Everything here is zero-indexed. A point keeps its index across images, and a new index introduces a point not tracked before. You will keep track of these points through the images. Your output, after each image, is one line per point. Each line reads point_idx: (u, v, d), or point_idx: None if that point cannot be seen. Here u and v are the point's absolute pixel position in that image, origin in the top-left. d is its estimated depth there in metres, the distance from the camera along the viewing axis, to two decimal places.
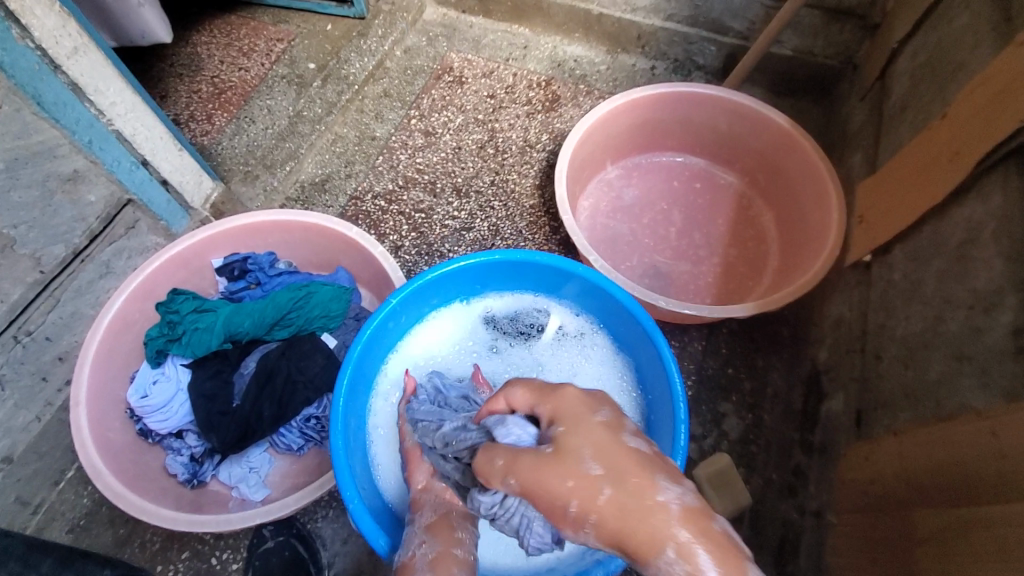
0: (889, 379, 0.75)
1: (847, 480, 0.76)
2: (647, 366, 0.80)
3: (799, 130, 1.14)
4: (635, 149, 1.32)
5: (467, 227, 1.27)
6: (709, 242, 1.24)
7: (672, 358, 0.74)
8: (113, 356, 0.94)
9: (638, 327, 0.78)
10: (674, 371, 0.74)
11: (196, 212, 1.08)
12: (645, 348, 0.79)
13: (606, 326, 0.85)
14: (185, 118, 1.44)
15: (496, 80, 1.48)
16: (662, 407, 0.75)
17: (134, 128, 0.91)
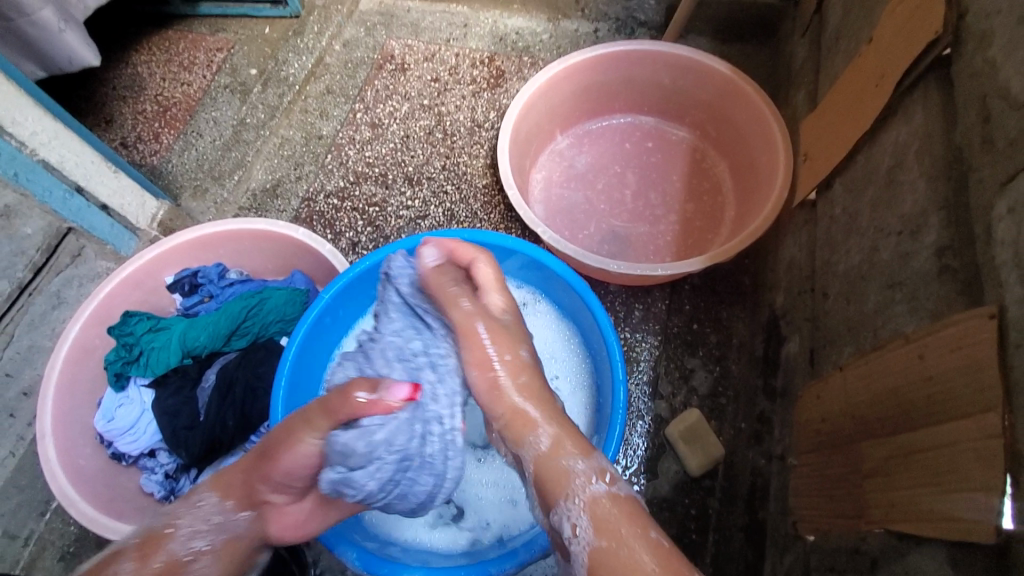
0: (834, 315, 0.75)
1: (803, 419, 0.76)
2: (589, 328, 0.83)
3: (740, 75, 1.12)
4: (583, 115, 1.30)
5: (422, 215, 1.26)
6: (665, 200, 1.23)
7: (609, 323, 0.78)
8: (75, 384, 0.95)
9: (577, 294, 0.82)
10: (611, 331, 0.77)
11: (144, 233, 1.08)
12: (586, 315, 0.82)
13: (550, 296, 0.88)
14: (133, 140, 1.40)
15: (439, 63, 1.46)
16: (605, 369, 0.78)
17: (61, 155, 0.91)
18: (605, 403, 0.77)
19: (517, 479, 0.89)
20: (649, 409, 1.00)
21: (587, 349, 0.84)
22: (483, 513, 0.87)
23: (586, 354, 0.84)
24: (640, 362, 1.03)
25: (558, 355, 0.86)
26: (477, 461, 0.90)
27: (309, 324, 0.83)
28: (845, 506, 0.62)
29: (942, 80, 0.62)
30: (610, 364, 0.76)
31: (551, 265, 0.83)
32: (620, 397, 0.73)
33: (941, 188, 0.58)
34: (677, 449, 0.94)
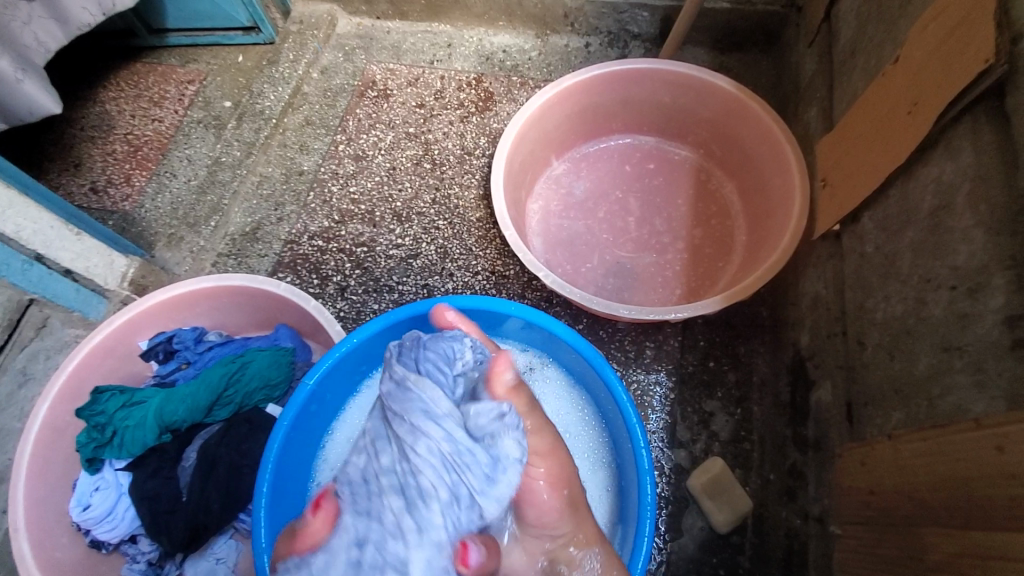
0: (875, 368, 0.68)
1: (844, 483, 0.69)
2: (603, 401, 0.77)
3: (747, 92, 1.05)
4: (579, 139, 1.22)
5: (413, 254, 1.18)
6: (671, 226, 1.16)
7: (628, 399, 0.72)
8: (48, 469, 0.87)
9: (589, 364, 0.75)
10: (632, 414, 0.71)
11: (115, 294, 1.00)
12: (599, 385, 0.76)
13: (557, 359, 0.81)
14: (103, 183, 1.32)
15: (423, 87, 1.38)
16: (626, 448, 0.73)
17: (17, 225, 0.83)
18: (630, 486, 0.73)
19: None
20: (669, 459, 0.93)
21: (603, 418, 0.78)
22: None
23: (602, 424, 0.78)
24: (656, 409, 0.96)
25: (573, 427, 0.79)
26: None
27: (293, 415, 0.69)
28: None
29: (994, 115, 0.56)
30: (633, 445, 0.71)
31: (560, 333, 0.76)
32: (647, 491, 0.68)
33: (1005, 245, 0.52)
34: (701, 504, 0.87)
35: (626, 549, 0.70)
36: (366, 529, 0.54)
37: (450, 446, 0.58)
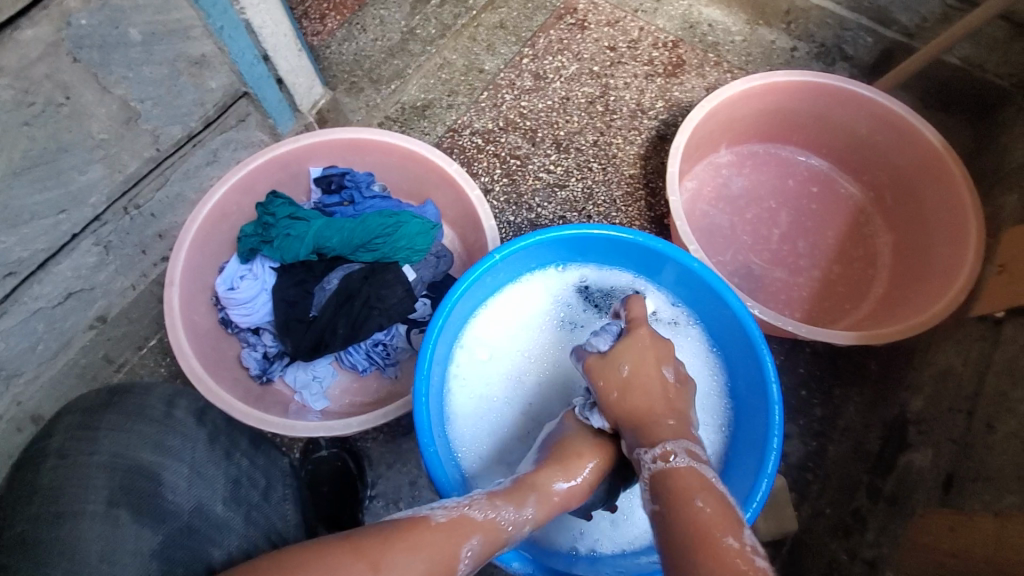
0: (997, 451, 0.70)
1: (914, 540, 0.73)
2: (742, 377, 0.77)
3: (952, 152, 1.02)
4: (755, 137, 1.21)
5: (561, 184, 1.22)
6: (813, 252, 1.15)
7: (777, 383, 0.71)
8: (207, 243, 0.96)
9: (742, 330, 0.75)
10: (777, 393, 0.71)
11: (302, 116, 1.07)
12: (744, 361, 0.76)
13: (706, 323, 0.82)
14: (300, 14, 1.38)
15: (620, 32, 1.38)
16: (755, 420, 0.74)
17: (263, 21, 0.88)
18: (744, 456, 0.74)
19: None
20: None
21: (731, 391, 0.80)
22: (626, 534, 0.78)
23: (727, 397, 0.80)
24: None
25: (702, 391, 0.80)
26: None
27: (473, 279, 0.73)
28: None
29: None
30: (766, 416, 0.71)
31: (727, 299, 0.75)
32: (770, 460, 0.68)
33: None
34: None
35: None
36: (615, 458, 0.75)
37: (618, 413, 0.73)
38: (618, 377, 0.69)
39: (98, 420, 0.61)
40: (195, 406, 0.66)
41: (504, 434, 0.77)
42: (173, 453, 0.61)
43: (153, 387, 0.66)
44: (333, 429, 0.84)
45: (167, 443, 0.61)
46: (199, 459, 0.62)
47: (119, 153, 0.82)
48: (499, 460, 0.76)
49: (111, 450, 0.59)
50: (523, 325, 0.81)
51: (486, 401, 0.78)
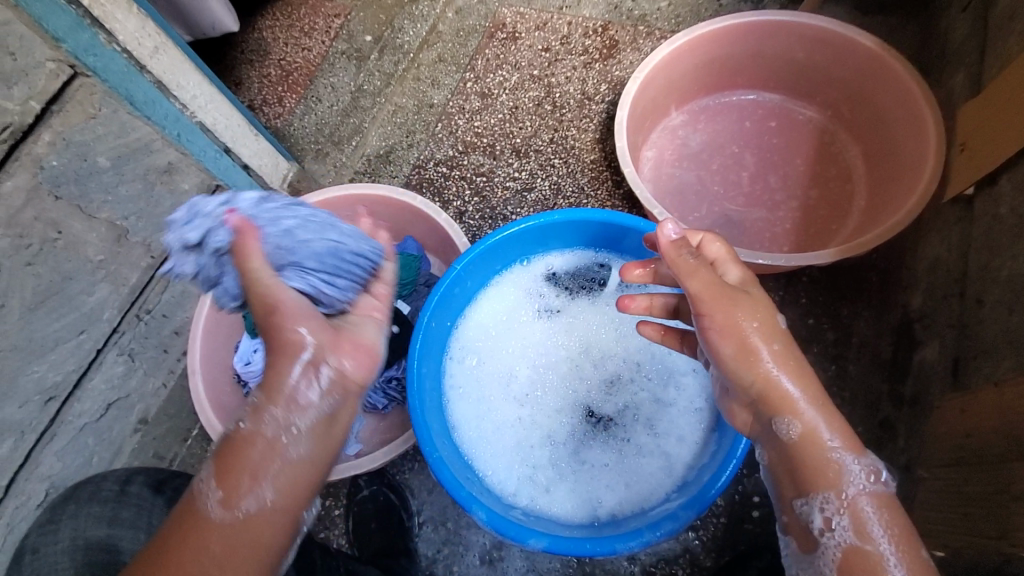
0: (989, 323, 0.71)
1: (943, 431, 0.74)
2: None
3: (889, 51, 1.03)
4: (701, 91, 1.23)
5: (528, 187, 1.27)
6: (786, 184, 1.16)
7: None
8: (218, 328, 1.04)
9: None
10: None
11: (276, 192, 1.16)
12: None
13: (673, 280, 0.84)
14: (260, 102, 1.49)
15: (551, 32, 1.43)
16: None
17: (214, 118, 0.98)
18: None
19: (677, 425, 0.78)
20: None
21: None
22: (640, 478, 0.77)
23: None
24: None
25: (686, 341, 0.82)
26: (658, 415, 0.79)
27: (442, 293, 0.78)
28: (988, 527, 0.62)
29: None
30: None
31: None
32: None
33: None
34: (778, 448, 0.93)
35: (721, 443, 0.72)
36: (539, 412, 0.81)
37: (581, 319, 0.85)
38: (742, 341, 0.61)
39: (61, 513, 0.69)
40: (152, 479, 0.74)
41: (508, 427, 0.81)
42: (129, 524, 0.69)
43: (108, 475, 0.74)
44: (362, 465, 0.89)
45: (121, 517, 0.69)
46: (154, 523, 0.70)
47: (119, 268, 0.91)
48: (509, 453, 0.79)
49: (71, 535, 0.67)
50: (503, 325, 0.85)
51: (485, 403, 0.82)
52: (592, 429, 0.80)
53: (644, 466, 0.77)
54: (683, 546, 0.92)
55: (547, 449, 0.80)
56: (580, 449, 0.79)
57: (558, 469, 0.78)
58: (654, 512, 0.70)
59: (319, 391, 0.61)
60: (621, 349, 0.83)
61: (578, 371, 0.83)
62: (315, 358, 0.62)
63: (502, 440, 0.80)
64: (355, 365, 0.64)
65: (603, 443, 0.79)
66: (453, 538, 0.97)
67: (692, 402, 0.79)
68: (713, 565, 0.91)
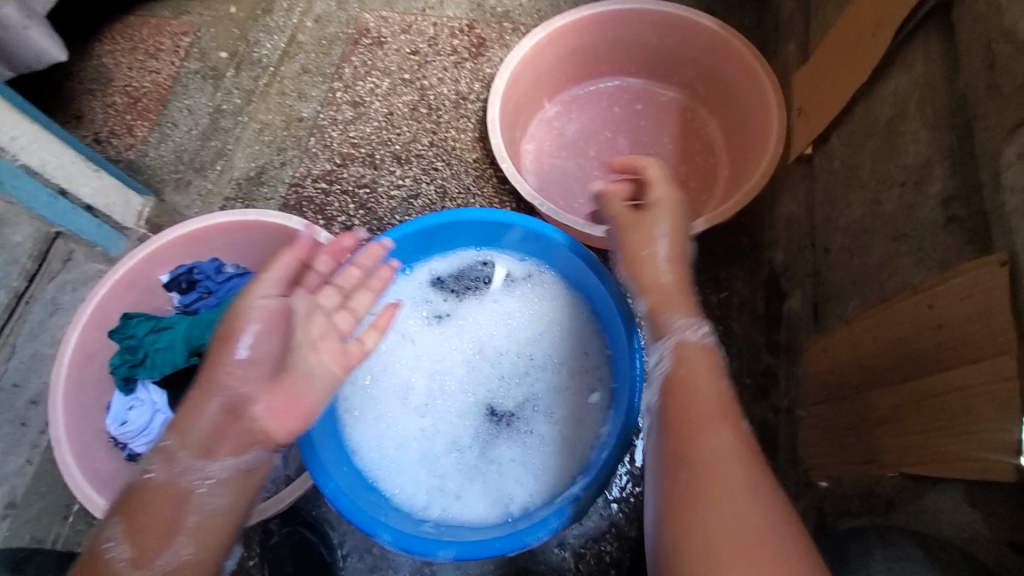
0: (838, 268, 0.78)
1: (811, 372, 0.81)
2: (601, 300, 0.81)
3: (728, 29, 1.11)
4: (570, 81, 1.27)
5: (413, 194, 1.24)
6: (658, 162, 1.22)
7: (619, 295, 0.78)
8: (84, 388, 0.92)
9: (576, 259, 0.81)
10: (624, 298, 0.76)
11: (132, 232, 1.04)
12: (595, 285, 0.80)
13: (555, 266, 0.85)
14: (106, 135, 1.34)
15: (417, 34, 1.41)
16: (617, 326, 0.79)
17: (42, 159, 0.86)
18: (621, 367, 0.78)
19: (577, 408, 0.80)
20: None
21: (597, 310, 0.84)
22: (548, 467, 0.78)
23: (594, 318, 0.84)
24: None
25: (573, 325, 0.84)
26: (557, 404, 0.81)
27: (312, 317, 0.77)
28: (857, 454, 0.68)
29: (943, 28, 0.66)
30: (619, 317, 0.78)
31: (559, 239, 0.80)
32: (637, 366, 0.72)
33: (946, 138, 0.63)
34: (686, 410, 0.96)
35: (617, 422, 0.74)
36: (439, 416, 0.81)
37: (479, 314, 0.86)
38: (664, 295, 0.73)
39: None
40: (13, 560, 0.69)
41: (409, 440, 0.80)
42: None
43: None
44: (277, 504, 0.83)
45: None
46: None
47: None
48: (415, 467, 0.78)
49: None
50: (392, 338, 0.85)
51: (384, 421, 0.81)
52: (495, 427, 0.81)
53: (551, 455, 0.79)
54: (608, 522, 0.94)
55: (454, 453, 0.80)
56: (487, 448, 0.80)
57: (466, 474, 0.78)
58: (561, 499, 0.71)
59: (226, 448, 0.72)
60: (514, 344, 0.84)
61: (474, 373, 0.83)
62: (236, 402, 0.73)
63: (406, 456, 0.79)
64: (274, 422, 0.74)
65: (509, 439, 0.80)
66: (381, 563, 0.93)
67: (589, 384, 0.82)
68: (637, 533, 0.94)
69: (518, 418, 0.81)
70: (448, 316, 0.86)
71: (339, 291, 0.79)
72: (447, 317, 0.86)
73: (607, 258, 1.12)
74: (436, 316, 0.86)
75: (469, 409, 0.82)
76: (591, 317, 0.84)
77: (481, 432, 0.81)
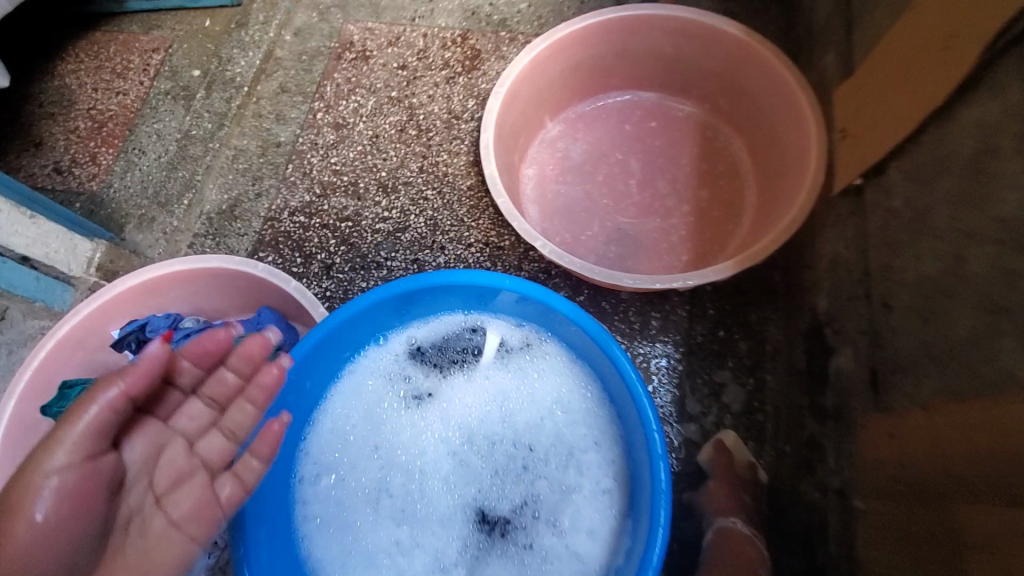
0: (905, 335, 0.67)
1: (874, 456, 0.68)
2: (610, 380, 0.69)
3: (755, 36, 0.97)
4: (574, 97, 1.13)
5: (401, 227, 1.11)
6: (675, 187, 1.08)
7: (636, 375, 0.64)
8: (20, 468, 0.80)
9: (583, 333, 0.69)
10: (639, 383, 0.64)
11: (81, 281, 0.92)
12: (601, 361, 0.69)
13: (556, 335, 0.75)
14: (68, 163, 1.21)
15: (405, 47, 1.28)
16: (633, 414, 0.66)
17: None
18: (641, 467, 0.65)
19: (585, 514, 0.68)
20: (678, 431, 0.90)
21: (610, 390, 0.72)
22: None
23: (605, 400, 0.71)
24: (663, 381, 0.92)
25: (578, 407, 0.73)
26: (560, 510, 0.69)
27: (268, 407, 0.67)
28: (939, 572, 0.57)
29: None
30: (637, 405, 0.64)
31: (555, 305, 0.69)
32: (659, 474, 0.60)
33: None
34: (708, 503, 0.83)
35: (636, 543, 0.61)
36: (419, 523, 0.70)
37: (466, 395, 0.75)
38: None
39: None
40: None
41: (383, 553, 0.69)
42: None
43: None
44: None
45: None
46: None
47: None
48: None
49: None
50: (365, 424, 0.74)
51: (355, 529, 0.70)
52: (486, 538, 0.69)
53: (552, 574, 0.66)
54: None
55: (436, 573, 0.68)
56: (476, 566, 0.68)
57: None
58: None
59: None
60: (509, 432, 0.73)
61: (462, 468, 0.72)
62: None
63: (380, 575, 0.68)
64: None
65: (503, 553, 0.68)
66: None
67: (597, 483, 0.69)
68: None
69: (513, 526, 0.69)
70: (428, 397, 0.76)
71: (211, 409, 0.68)
72: (427, 398, 0.75)
73: (621, 300, 0.98)
74: (416, 397, 0.75)
75: (455, 515, 0.70)
76: (601, 399, 0.72)
77: (469, 543, 0.69)
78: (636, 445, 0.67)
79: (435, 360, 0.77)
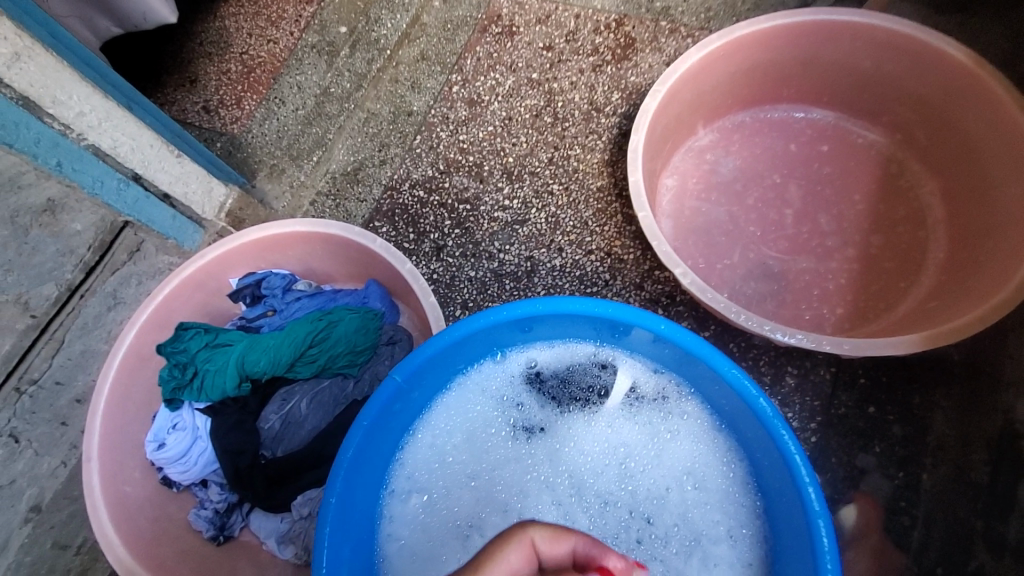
0: None
1: None
2: (766, 462, 0.58)
3: (986, 63, 0.79)
4: (736, 105, 1.00)
5: (520, 220, 1.04)
6: (841, 226, 0.93)
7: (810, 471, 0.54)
8: (129, 395, 0.83)
9: (744, 404, 0.58)
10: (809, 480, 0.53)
11: (210, 224, 0.95)
12: (760, 438, 0.58)
13: (699, 393, 0.64)
14: (216, 103, 1.26)
15: (554, 26, 1.19)
16: (792, 516, 0.55)
17: (114, 139, 0.76)
18: None
19: None
20: None
21: (756, 475, 0.61)
22: None
23: (750, 484, 0.61)
24: None
25: (716, 483, 0.62)
26: None
27: (375, 412, 0.58)
28: None
29: None
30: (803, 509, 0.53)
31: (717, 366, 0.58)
32: None
33: None
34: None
35: None
36: None
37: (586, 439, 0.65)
38: None
39: None
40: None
41: None
42: None
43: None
44: None
45: None
46: None
47: None
48: None
49: None
50: (466, 446, 0.65)
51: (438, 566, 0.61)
52: None
53: None
54: None
55: None
56: None
57: None
58: None
59: None
60: (628, 496, 0.62)
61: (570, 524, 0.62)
62: None
63: None
64: None
65: None
66: None
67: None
68: None
69: None
70: (542, 432, 0.66)
71: None
72: (542, 433, 0.66)
73: (755, 345, 0.86)
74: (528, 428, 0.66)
75: None
76: (742, 482, 0.61)
77: None
78: (786, 550, 0.57)
79: (554, 390, 0.67)
